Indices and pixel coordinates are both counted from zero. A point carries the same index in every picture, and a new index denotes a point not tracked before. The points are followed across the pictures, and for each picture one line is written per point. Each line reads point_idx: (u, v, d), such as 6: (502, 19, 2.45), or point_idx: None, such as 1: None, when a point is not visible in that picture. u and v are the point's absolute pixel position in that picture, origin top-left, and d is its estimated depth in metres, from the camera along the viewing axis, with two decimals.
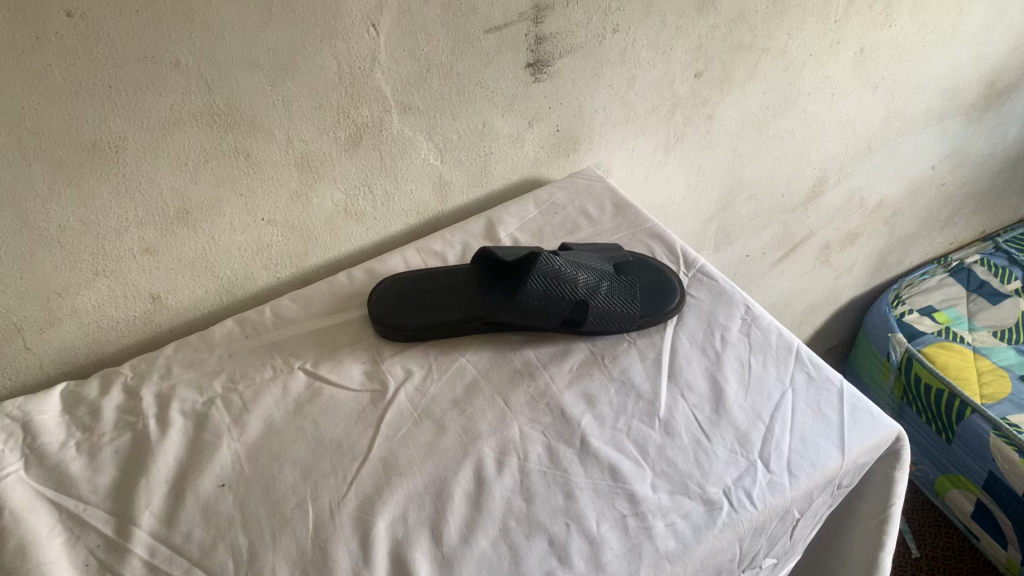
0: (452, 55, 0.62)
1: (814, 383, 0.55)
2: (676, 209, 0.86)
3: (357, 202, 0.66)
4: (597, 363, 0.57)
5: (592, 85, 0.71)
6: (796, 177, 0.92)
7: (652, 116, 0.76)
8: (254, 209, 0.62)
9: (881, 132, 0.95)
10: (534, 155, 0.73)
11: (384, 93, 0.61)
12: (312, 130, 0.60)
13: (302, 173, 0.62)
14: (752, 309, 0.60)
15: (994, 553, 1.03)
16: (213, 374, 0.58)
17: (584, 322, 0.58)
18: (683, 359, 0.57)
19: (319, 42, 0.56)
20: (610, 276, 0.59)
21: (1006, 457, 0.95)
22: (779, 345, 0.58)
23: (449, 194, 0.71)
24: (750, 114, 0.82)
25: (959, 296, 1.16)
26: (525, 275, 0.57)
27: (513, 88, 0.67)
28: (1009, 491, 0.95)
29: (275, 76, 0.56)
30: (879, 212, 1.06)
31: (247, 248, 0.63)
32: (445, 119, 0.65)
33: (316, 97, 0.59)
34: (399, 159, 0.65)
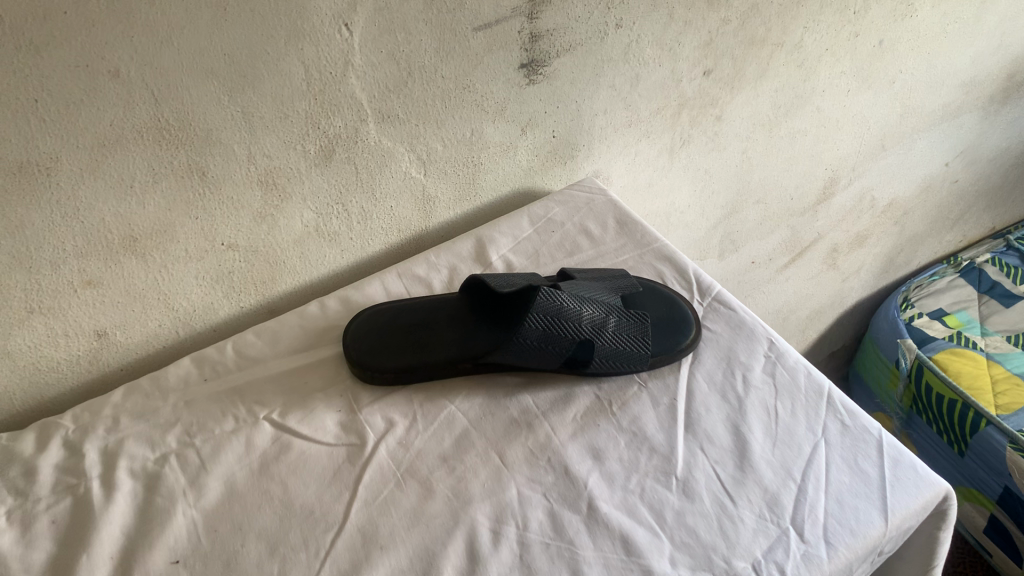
0: (436, 57, 0.55)
1: (849, 434, 0.49)
2: (679, 216, 0.79)
3: (330, 222, 0.59)
4: (604, 410, 0.50)
5: (592, 85, 0.63)
6: (807, 179, 0.86)
7: (656, 118, 0.69)
8: (212, 233, 0.54)
9: (896, 129, 0.89)
10: (528, 164, 0.65)
11: (359, 100, 0.54)
12: (276, 144, 0.53)
13: (267, 192, 0.54)
14: (776, 344, 0.54)
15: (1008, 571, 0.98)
16: (167, 426, 0.51)
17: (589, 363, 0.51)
18: (701, 406, 0.50)
19: (283, 44, 0.49)
20: (618, 311, 0.52)
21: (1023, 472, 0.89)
22: (807, 388, 0.51)
23: (433, 210, 0.63)
24: (761, 114, 0.76)
25: (970, 298, 1.10)
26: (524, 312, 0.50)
27: (505, 92, 0.59)
28: None
29: (233, 84, 0.49)
30: (890, 212, 0.99)
31: (206, 276, 0.56)
32: (428, 127, 0.58)
33: (281, 107, 0.51)
34: (378, 173, 0.58)
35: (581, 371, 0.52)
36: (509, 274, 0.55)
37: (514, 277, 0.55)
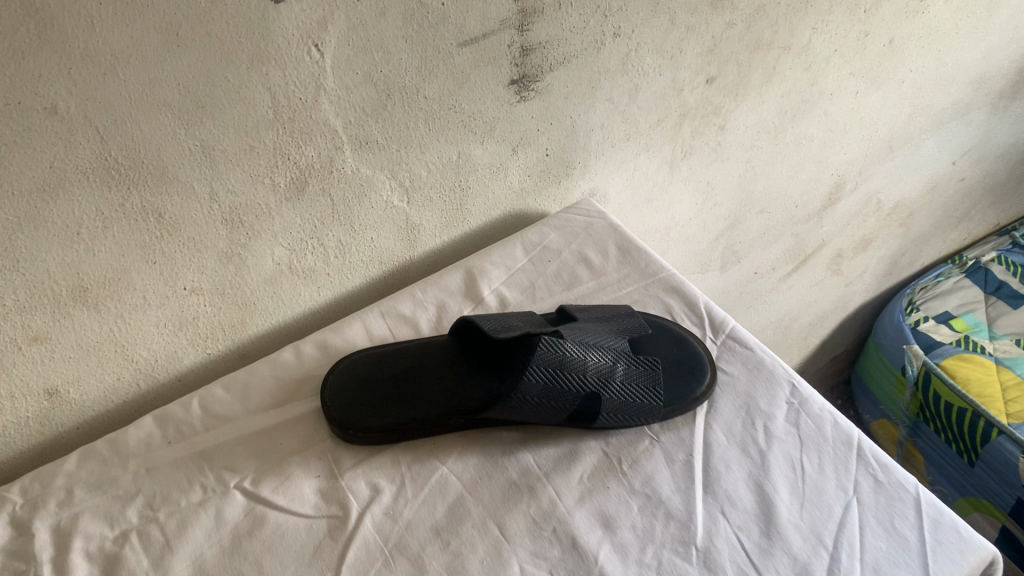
0: (418, 76, 0.49)
1: (883, 491, 0.44)
2: (680, 230, 0.74)
3: (304, 257, 0.53)
4: (613, 470, 0.46)
5: (589, 99, 0.58)
6: (812, 186, 0.81)
7: (656, 131, 0.64)
8: (173, 277, 0.49)
9: (904, 129, 0.84)
10: (520, 186, 0.60)
11: (332, 126, 0.48)
12: (241, 178, 0.47)
13: (232, 231, 0.49)
14: (798, 388, 0.49)
15: None
16: (127, 498, 0.45)
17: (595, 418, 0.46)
18: (720, 463, 0.46)
19: (245, 69, 0.43)
20: (626, 357, 0.47)
21: None
22: (835, 439, 0.47)
23: (418, 239, 0.58)
24: (766, 121, 0.71)
25: (977, 299, 1.06)
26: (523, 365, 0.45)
27: (494, 110, 0.54)
28: None
29: (190, 116, 0.43)
30: (896, 214, 0.95)
31: (168, 323, 0.50)
32: (411, 151, 0.53)
33: (245, 138, 0.46)
34: (356, 203, 0.53)
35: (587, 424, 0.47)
36: (504, 315, 0.50)
37: (509, 319, 0.49)
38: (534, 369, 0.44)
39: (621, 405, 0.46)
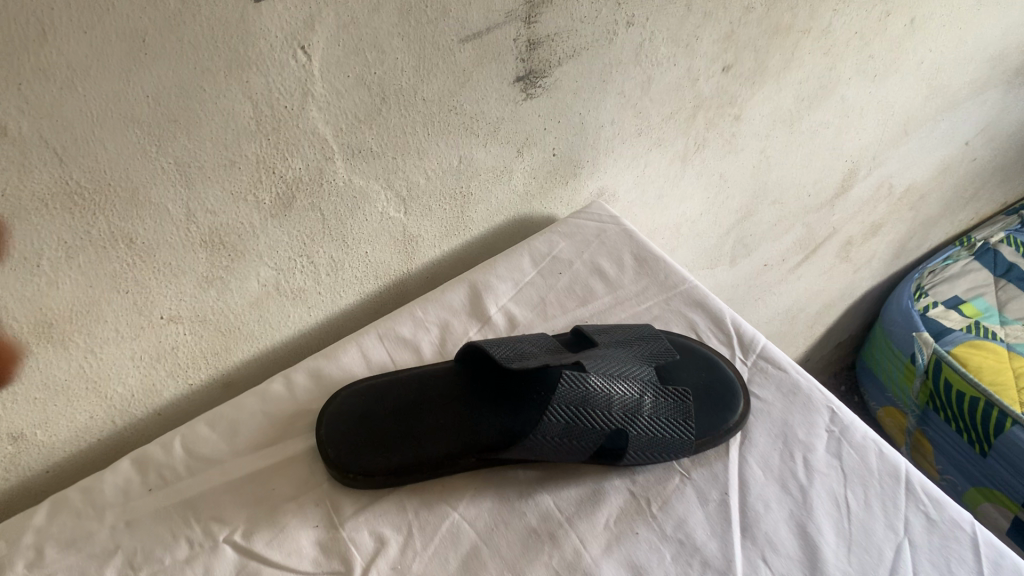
0: (416, 77, 0.44)
1: (936, 531, 0.41)
2: (691, 226, 0.69)
3: (293, 277, 0.48)
4: (642, 512, 0.41)
5: (599, 95, 0.53)
6: (825, 173, 0.77)
7: (669, 123, 0.59)
8: (149, 306, 0.44)
9: (920, 111, 0.80)
10: (525, 188, 0.55)
11: (322, 136, 0.43)
12: (221, 196, 0.42)
13: (213, 254, 0.44)
14: (838, 415, 0.45)
15: None
16: (104, 556, 0.40)
17: (621, 456, 0.42)
18: (758, 502, 0.42)
19: (223, 77, 0.38)
20: (653, 388, 0.43)
21: None
22: (881, 472, 0.43)
23: (416, 250, 0.53)
24: (783, 109, 0.66)
25: (986, 282, 1.03)
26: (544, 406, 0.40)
27: (498, 110, 0.49)
28: None
29: (162, 132, 0.38)
30: (907, 197, 0.91)
31: (144, 355, 0.45)
32: (409, 158, 0.48)
33: (225, 152, 0.41)
34: (349, 217, 0.48)
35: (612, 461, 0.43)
36: (517, 340, 0.46)
37: (522, 344, 0.45)
38: (554, 408, 0.40)
39: (650, 442, 0.42)
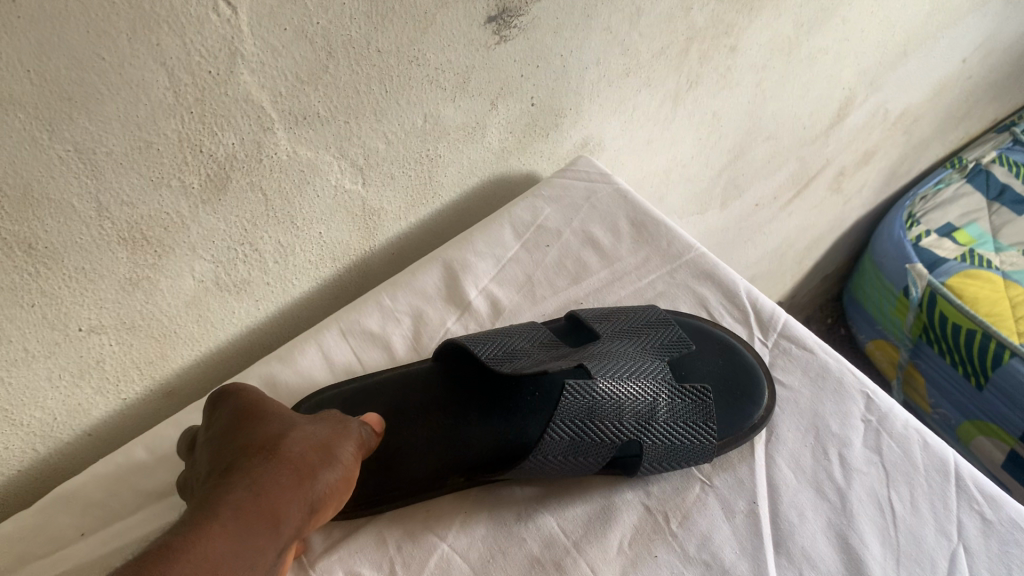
0: (368, 26, 0.37)
1: (994, 535, 0.35)
2: (681, 170, 0.63)
3: (235, 269, 0.41)
4: (660, 531, 0.35)
5: (583, 33, 0.46)
6: (822, 103, 0.70)
7: (660, 60, 0.52)
8: (63, 318, 0.36)
9: (921, 29, 0.73)
10: (501, 145, 0.48)
11: (259, 103, 0.36)
12: (138, 185, 0.34)
13: (135, 252, 0.37)
14: (875, 401, 0.40)
15: None
16: None
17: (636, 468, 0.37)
18: (793, 511, 0.36)
19: (127, 41, 0.30)
20: (668, 387, 0.38)
21: None
22: (927, 467, 0.38)
23: (379, 225, 0.46)
24: (782, 36, 0.59)
25: (978, 207, 0.99)
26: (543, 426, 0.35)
27: (467, 58, 0.42)
28: None
29: (53, 113, 0.30)
30: (901, 122, 0.85)
31: (64, 374, 0.38)
32: (364, 121, 0.40)
33: (138, 132, 0.33)
34: (299, 194, 0.41)
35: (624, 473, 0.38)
36: (505, 335, 0.40)
37: (513, 340, 0.40)
38: (557, 423, 0.35)
39: (668, 452, 0.36)
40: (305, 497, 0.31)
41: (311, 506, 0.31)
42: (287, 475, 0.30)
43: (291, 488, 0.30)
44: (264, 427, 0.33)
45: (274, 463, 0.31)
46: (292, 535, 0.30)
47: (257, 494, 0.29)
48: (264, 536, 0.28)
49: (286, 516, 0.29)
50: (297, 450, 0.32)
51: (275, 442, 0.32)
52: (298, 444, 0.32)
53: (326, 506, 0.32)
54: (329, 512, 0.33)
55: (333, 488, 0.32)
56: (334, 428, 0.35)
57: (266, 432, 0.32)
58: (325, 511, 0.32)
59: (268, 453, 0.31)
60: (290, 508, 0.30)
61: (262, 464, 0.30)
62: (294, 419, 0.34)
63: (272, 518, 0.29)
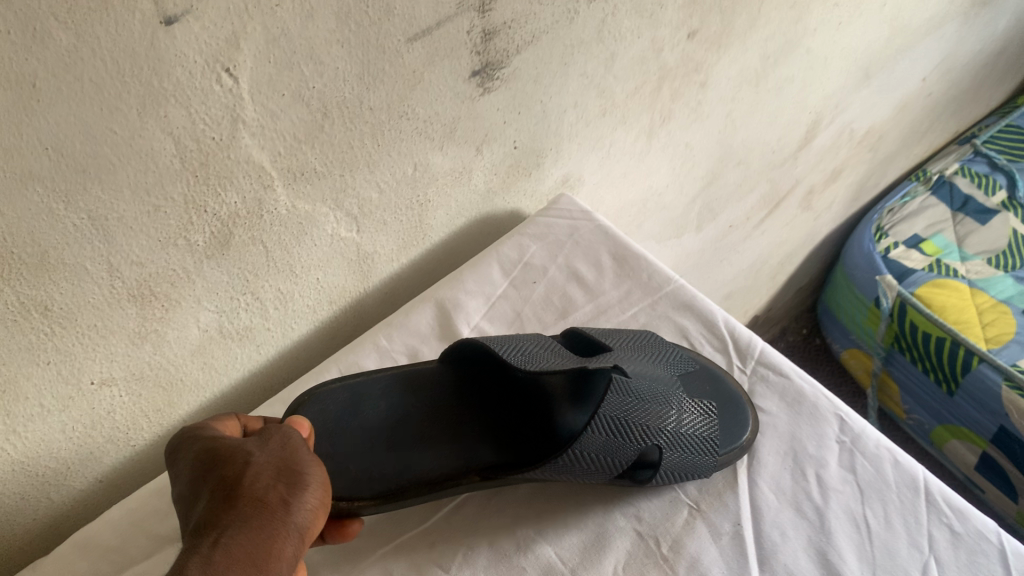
0: (360, 86, 0.39)
1: (962, 545, 0.38)
2: (657, 200, 0.65)
3: (237, 317, 0.43)
4: (652, 555, 0.38)
5: (560, 79, 0.48)
6: (789, 129, 0.73)
7: (633, 99, 0.54)
8: (76, 373, 0.38)
9: (882, 54, 0.76)
10: (486, 187, 0.51)
11: (259, 164, 0.38)
12: (146, 245, 0.36)
13: (144, 308, 0.38)
14: (848, 422, 0.43)
15: (1004, 506, 0.88)
16: None
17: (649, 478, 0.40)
18: (775, 530, 0.38)
19: (136, 115, 0.32)
20: (682, 400, 0.41)
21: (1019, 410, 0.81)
22: (898, 484, 0.40)
23: (372, 267, 0.48)
24: (750, 69, 0.61)
25: (943, 218, 1.03)
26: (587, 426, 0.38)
27: (453, 109, 0.44)
28: None
29: (68, 186, 0.32)
30: (866, 140, 0.88)
31: (76, 426, 0.40)
32: (358, 173, 0.42)
33: (146, 198, 0.35)
34: (297, 244, 0.42)
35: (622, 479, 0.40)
36: (521, 340, 0.42)
37: (526, 343, 0.42)
38: (597, 421, 0.38)
39: (679, 460, 0.40)
40: (286, 529, 0.29)
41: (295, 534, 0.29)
42: (252, 518, 0.28)
43: (267, 533, 0.28)
44: (220, 466, 0.30)
45: (240, 508, 0.29)
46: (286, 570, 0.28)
47: (232, 548, 0.27)
48: None
49: (272, 560, 0.28)
50: (258, 486, 0.29)
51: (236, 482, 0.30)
52: (261, 476, 0.30)
53: (314, 520, 0.30)
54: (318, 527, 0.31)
55: (315, 503, 0.31)
56: (282, 441, 0.32)
57: (224, 472, 0.30)
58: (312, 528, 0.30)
59: (231, 499, 0.29)
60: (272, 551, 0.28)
61: (229, 513, 0.28)
62: (244, 445, 0.32)
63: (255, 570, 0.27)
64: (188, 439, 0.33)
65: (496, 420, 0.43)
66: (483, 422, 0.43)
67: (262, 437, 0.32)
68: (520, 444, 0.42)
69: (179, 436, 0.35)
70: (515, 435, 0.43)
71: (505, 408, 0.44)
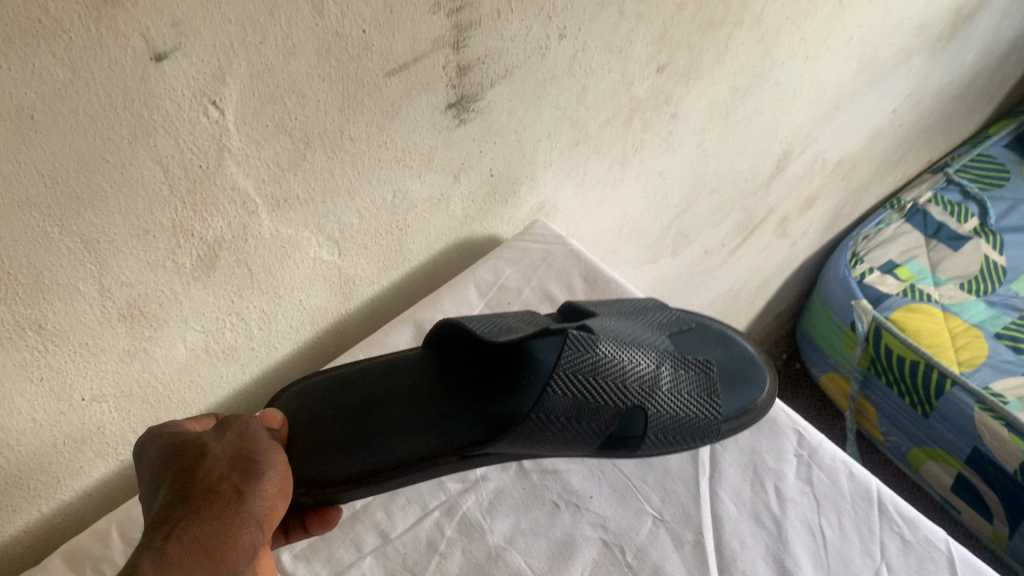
0: (341, 117, 0.41)
1: (913, 553, 0.40)
2: (632, 226, 0.68)
3: (223, 337, 0.45)
4: (617, 562, 0.40)
5: (533, 111, 0.50)
6: (762, 158, 0.76)
7: (606, 129, 0.57)
8: (67, 389, 0.40)
9: (851, 85, 0.79)
10: (463, 212, 0.53)
11: (243, 191, 0.40)
12: (135, 268, 0.38)
13: (133, 326, 0.40)
14: (806, 437, 0.45)
15: (979, 526, 0.90)
16: None
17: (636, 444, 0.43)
18: (734, 539, 0.40)
19: (127, 144, 0.34)
20: (666, 362, 0.45)
21: (992, 432, 0.83)
22: (853, 494, 0.42)
23: (354, 289, 0.50)
24: (719, 101, 0.64)
25: (917, 244, 1.07)
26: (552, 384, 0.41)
27: (430, 140, 0.46)
28: (999, 468, 0.83)
29: (63, 211, 0.34)
30: (839, 169, 0.91)
31: (67, 440, 0.42)
32: (339, 200, 0.44)
33: (136, 223, 0.37)
34: (280, 267, 0.45)
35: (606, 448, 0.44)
36: (506, 319, 0.46)
37: (506, 320, 0.46)
38: (562, 380, 0.41)
39: (660, 417, 0.43)
40: (241, 518, 0.31)
41: (255, 522, 0.31)
42: (207, 508, 0.30)
43: (221, 523, 0.30)
44: (177, 460, 0.32)
45: (193, 500, 0.30)
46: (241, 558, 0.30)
47: (183, 537, 0.29)
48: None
49: (226, 549, 0.30)
50: (213, 476, 0.31)
51: (195, 471, 0.32)
52: (214, 470, 0.32)
53: (273, 511, 0.33)
54: (277, 514, 0.33)
55: (270, 494, 0.33)
56: (238, 432, 0.34)
57: (180, 466, 0.32)
58: (270, 517, 0.32)
59: (186, 490, 0.31)
60: (227, 540, 0.30)
61: (184, 504, 0.30)
62: (202, 437, 0.34)
63: (207, 558, 0.29)
64: (152, 435, 0.35)
65: (485, 394, 0.46)
66: (470, 399, 0.46)
67: (220, 430, 0.34)
68: (504, 418, 0.45)
69: (145, 436, 0.37)
70: (501, 411, 0.46)
71: (488, 384, 0.47)
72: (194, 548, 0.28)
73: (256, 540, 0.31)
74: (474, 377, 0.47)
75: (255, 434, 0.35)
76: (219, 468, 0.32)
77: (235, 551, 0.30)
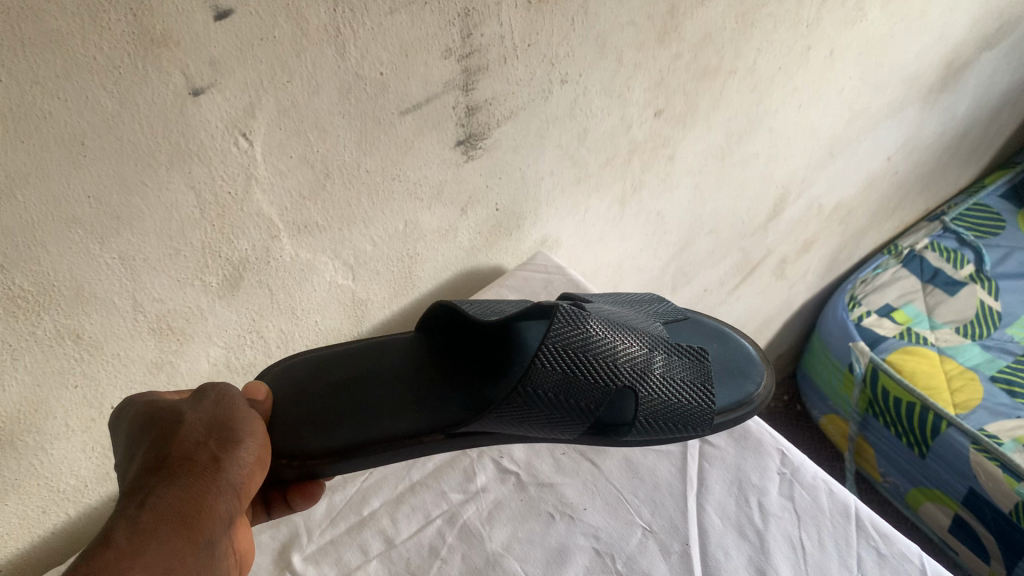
0: (358, 151, 0.45)
1: (888, 566, 0.42)
2: (632, 261, 0.71)
3: (242, 353, 0.48)
4: (608, 570, 0.42)
5: (537, 150, 0.54)
6: (758, 200, 0.79)
7: (606, 170, 0.60)
8: (99, 397, 0.43)
9: (845, 133, 0.83)
10: (469, 244, 0.56)
11: (267, 217, 0.43)
12: (166, 285, 0.41)
13: (161, 340, 0.43)
14: (789, 457, 0.47)
15: (977, 567, 0.91)
16: None
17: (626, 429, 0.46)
18: (719, 551, 0.43)
19: (164, 170, 0.37)
20: (656, 349, 0.47)
21: (988, 473, 0.85)
22: (832, 511, 0.45)
23: (366, 313, 0.54)
24: (715, 145, 0.68)
25: (914, 288, 1.10)
26: (539, 358, 0.43)
27: (440, 174, 0.50)
28: (994, 510, 0.84)
29: (104, 229, 0.37)
30: (835, 214, 0.94)
31: (96, 447, 0.45)
32: (355, 228, 0.48)
33: (170, 242, 0.40)
34: (297, 289, 0.48)
35: (595, 435, 0.46)
36: (500, 304, 0.50)
37: (498, 306, 0.50)
38: (552, 356, 0.43)
39: (648, 398, 0.45)
40: (215, 486, 0.33)
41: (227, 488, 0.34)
42: (180, 477, 0.32)
43: (194, 491, 0.32)
44: (156, 423, 0.35)
45: (168, 469, 0.33)
46: (216, 524, 0.33)
47: (158, 505, 0.31)
48: (173, 542, 0.30)
49: (201, 517, 0.32)
50: (186, 446, 0.34)
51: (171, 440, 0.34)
52: (192, 434, 0.35)
53: (246, 479, 0.35)
54: (252, 481, 0.36)
55: (246, 461, 0.35)
56: (216, 398, 0.37)
57: (160, 428, 0.35)
58: (244, 485, 0.35)
59: (159, 461, 0.33)
60: (201, 507, 0.32)
61: (158, 474, 0.33)
62: (179, 407, 0.36)
63: (182, 523, 0.31)
64: (134, 404, 0.38)
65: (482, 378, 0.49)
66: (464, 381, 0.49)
67: (198, 396, 0.37)
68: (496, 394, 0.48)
69: (123, 404, 0.40)
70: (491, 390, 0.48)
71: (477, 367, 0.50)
72: (165, 517, 0.31)
73: (232, 506, 0.34)
74: (468, 361, 0.51)
75: (231, 405, 0.37)
76: (193, 436, 0.34)
77: (208, 517, 0.32)
